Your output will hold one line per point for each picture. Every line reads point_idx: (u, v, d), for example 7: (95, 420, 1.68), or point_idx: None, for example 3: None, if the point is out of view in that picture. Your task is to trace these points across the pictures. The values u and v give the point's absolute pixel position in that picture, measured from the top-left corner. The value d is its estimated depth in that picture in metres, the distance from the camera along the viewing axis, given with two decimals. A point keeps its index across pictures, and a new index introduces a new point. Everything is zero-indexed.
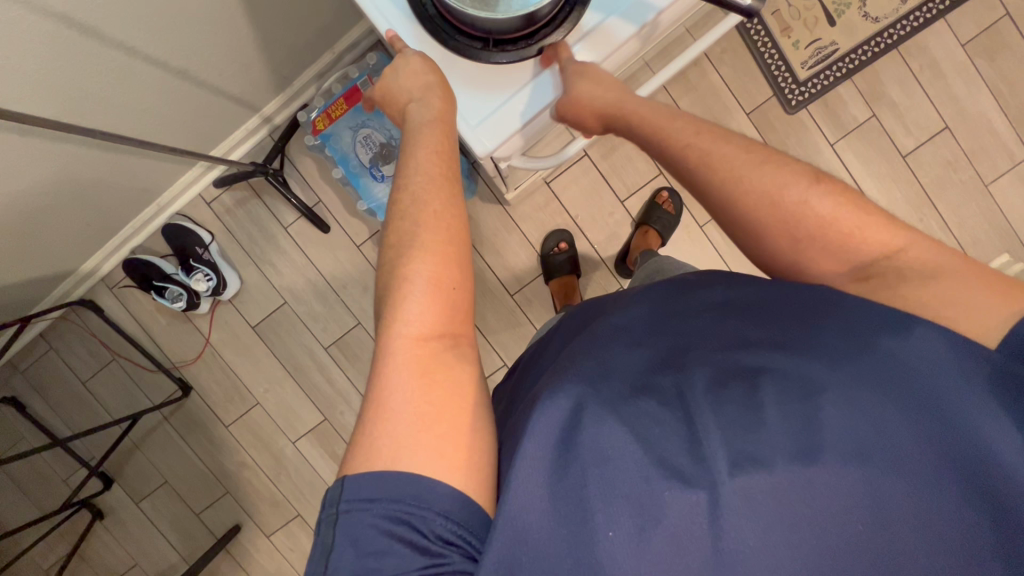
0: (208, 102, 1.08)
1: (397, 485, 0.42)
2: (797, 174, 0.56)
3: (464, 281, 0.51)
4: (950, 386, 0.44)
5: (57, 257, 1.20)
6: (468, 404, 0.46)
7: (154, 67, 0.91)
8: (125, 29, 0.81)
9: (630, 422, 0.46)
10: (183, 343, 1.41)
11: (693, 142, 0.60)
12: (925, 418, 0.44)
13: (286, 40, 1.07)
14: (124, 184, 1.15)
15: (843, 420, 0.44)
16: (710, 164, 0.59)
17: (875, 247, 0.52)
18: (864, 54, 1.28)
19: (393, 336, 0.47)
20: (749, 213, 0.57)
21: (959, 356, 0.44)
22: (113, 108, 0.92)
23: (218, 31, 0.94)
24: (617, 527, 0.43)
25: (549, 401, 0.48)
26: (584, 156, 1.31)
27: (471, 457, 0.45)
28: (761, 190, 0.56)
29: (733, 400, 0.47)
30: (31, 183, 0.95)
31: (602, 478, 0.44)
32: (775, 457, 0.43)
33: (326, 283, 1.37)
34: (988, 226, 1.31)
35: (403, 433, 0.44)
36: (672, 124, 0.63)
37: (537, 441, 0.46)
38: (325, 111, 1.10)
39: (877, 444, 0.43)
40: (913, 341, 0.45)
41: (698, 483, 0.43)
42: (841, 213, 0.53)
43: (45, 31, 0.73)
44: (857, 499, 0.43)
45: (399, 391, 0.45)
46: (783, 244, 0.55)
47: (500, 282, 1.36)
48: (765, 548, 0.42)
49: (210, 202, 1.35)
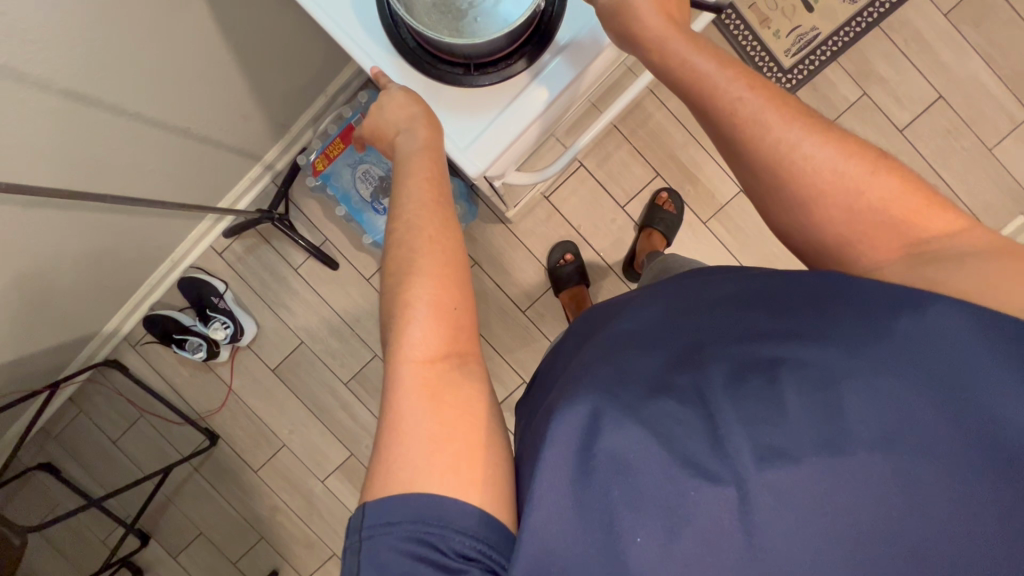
0: (211, 155, 1.12)
1: (415, 506, 0.42)
2: (863, 148, 0.52)
3: (469, 302, 0.52)
4: (975, 364, 0.42)
5: (82, 320, 1.24)
6: (482, 419, 0.47)
7: (156, 128, 0.95)
8: (127, 95, 0.85)
9: (651, 424, 0.45)
10: (207, 393, 1.44)
11: (747, 96, 0.54)
12: (950, 399, 0.42)
13: (279, 86, 1.12)
14: (138, 243, 1.19)
15: (868, 404, 0.42)
16: (766, 127, 0.53)
17: (937, 224, 0.49)
18: (846, 35, 1.29)
19: (401, 366, 0.48)
20: (803, 182, 0.52)
21: (982, 328, 0.42)
22: (122, 172, 0.96)
23: (214, 84, 0.98)
24: (645, 533, 0.42)
25: (567, 409, 0.46)
26: (580, 167, 1.33)
27: (491, 476, 0.45)
28: (824, 157, 0.52)
29: (755, 392, 0.45)
30: (53, 252, 0.98)
31: (625, 485, 0.43)
32: (801, 449, 0.42)
33: (340, 319, 1.39)
34: (999, 190, 1.29)
35: (421, 455, 0.44)
36: (726, 75, 0.55)
37: (557, 452, 0.45)
38: (323, 151, 1.15)
39: (905, 428, 0.42)
40: (930, 318, 0.43)
41: (724, 479, 0.42)
42: (903, 193, 0.50)
43: (54, 106, 0.77)
44: (889, 484, 0.41)
45: (411, 415, 0.45)
46: (838, 214, 0.52)
47: (511, 300, 1.37)
48: (797, 540, 0.41)
49: (222, 252, 1.39)
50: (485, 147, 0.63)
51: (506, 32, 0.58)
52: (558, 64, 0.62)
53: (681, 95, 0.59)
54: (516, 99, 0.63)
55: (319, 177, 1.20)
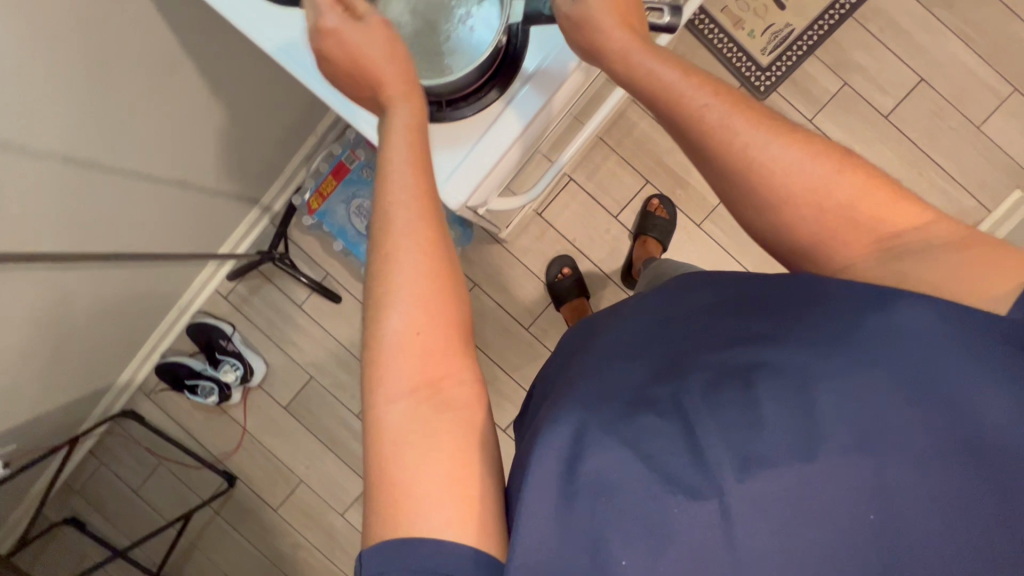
0: (209, 204, 1.15)
1: (409, 554, 0.42)
2: (827, 147, 0.53)
3: (445, 323, 0.50)
4: (942, 362, 0.43)
5: (96, 374, 1.27)
6: (460, 449, 0.46)
7: (155, 183, 0.98)
8: (124, 155, 0.89)
9: (633, 440, 0.45)
10: (222, 435, 1.45)
11: (712, 102, 0.54)
12: (919, 400, 0.42)
13: (269, 131, 1.15)
14: (145, 294, 1.22)
15: (840, 408, 0.43)
16: (732, 133, 0.54)
17: (903, 220, 0.50)
18: (820, 28, 1.30)
19: (377, 406, 0.48)
20: (771, 186, 0.53)
21: (949, 326, 0.43)
22: (126, 229, 0.99)
23: (207, 137, 1.01)
24: (631, 553, 0.41)
25: (551, 430, 0.47)
26: (570, 182, 1.34)
27: (477, 507, 0.45)
28: (790, 160, 0.52)
29: (731, 402, 0.45)
30: (66, 311, 1.02)
31: (610, 505, 0.43)
32: (778, 456, 0.42)
33: (347, 351, 1.41)
34: (992, 166, 1.28)
35: (404, 498, 0.44)
36: (689, 83, 0.56)
37: (542, 474, 0.44)
38: (316, 190, 1.20)
39: (879, 428, 0.42)
40: (898, 314, 0.44)
41: (705, 493, 0.42)
42: (869, 192, 0.51)
43: (56, 174, 0.80)
44: (864, 486, 0.41)
45: (404, 462, 0.45)
46: (808, 215, 0.52)
47: (514, 318, 1.38)
48: (778, 549, 0.41)
49: (227, 295, 1.42)
50: (464, 179, 0.65)
51: (477, 64, 0.59)
52: (527, 93, 0.64)
53: (647, 104, 0.59)
54: (489, 130, 0.64)
55: (315, 216, 1.23)
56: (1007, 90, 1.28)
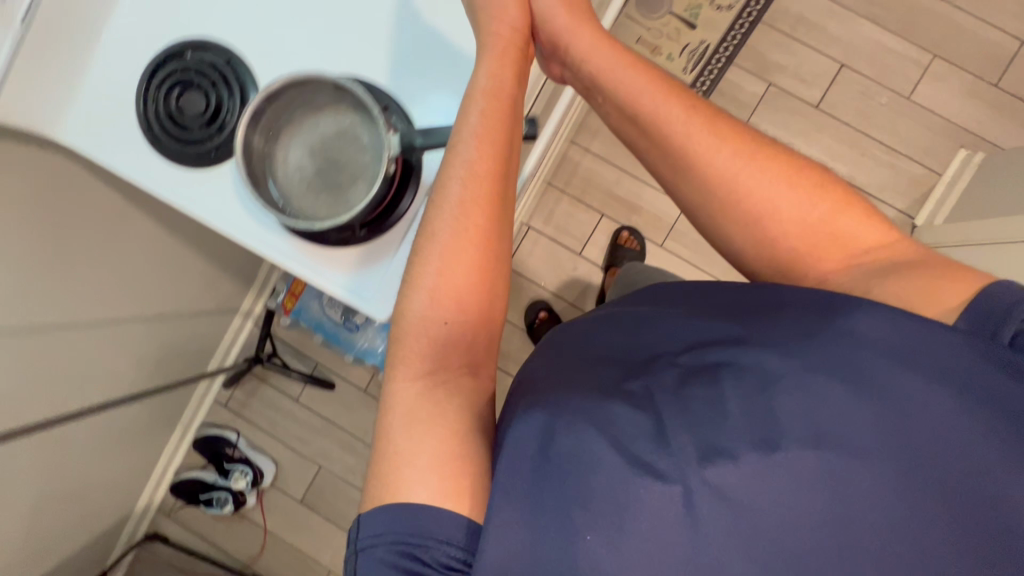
0: (191, 325, 1.20)
1: (406, 516, 0.41)
2: (804, 167, 0.55)
3: (475, 319, 0.51)
4: (893, 375, 0.42)
5: (113, 507, 1.30)
6: (466, 433, 0.46)
7: (134, 322, 1.03)
8: (98, 306, 0.94)
9: (603, 426, 0.45)
10: (245, 539, 1.47)
11: (695, 119, 0.57)
12: (873, 401, 0.42)
13: (234, 247, 1.21)
14: (144, 420, 1.26)
15: (800, 400, 0.43)
16: (708, 151, 0.56)
17: (870, 239, 0.53)
18: (734, 37, 1.35)
19: (394, 378, 0.49)
20: (749, 201, 0.55)
21: (902, 331, 0.43)
22: (113, 374, 1.04)
23: (175, 268, 1.07)
24: (596, 530, 0.41)
25: (523, 419, 0.46)
26: (530, 230, 1.38)
27: (472, 488, 0.43)
28: (768, 176, 0.55)
29: (698, 396, 0.45)
30: (71, 461, 1.05)
31: (580, 484, 0.42)
32: (740, 445, 0.42)
33: (350, 434, 1.44)
34: (931, 131, 1.31)
35: (399, 466, 0.43)
36: (672, 103, 0.58)
37: (516, 454, 0.44)
38: (289, 291, 1.25)
39: (833, 421, 0.41)
40: (857, 321, 0.45)
41: (671, 477, 0.42)
42: (837, 214, 0.53)
43: (37, 344, 0.85)
44: (818, 474, 0.40)
45: (406, 434, 0.45)
46: (783, 230, 0.54)
47: (503, 370, 1.40)
48: (731, 541, 0.40)
49: (226, 403, 1.46)
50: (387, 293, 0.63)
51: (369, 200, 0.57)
52: None
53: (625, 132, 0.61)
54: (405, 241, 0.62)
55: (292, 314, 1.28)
56: (928, 57, 1.31)
